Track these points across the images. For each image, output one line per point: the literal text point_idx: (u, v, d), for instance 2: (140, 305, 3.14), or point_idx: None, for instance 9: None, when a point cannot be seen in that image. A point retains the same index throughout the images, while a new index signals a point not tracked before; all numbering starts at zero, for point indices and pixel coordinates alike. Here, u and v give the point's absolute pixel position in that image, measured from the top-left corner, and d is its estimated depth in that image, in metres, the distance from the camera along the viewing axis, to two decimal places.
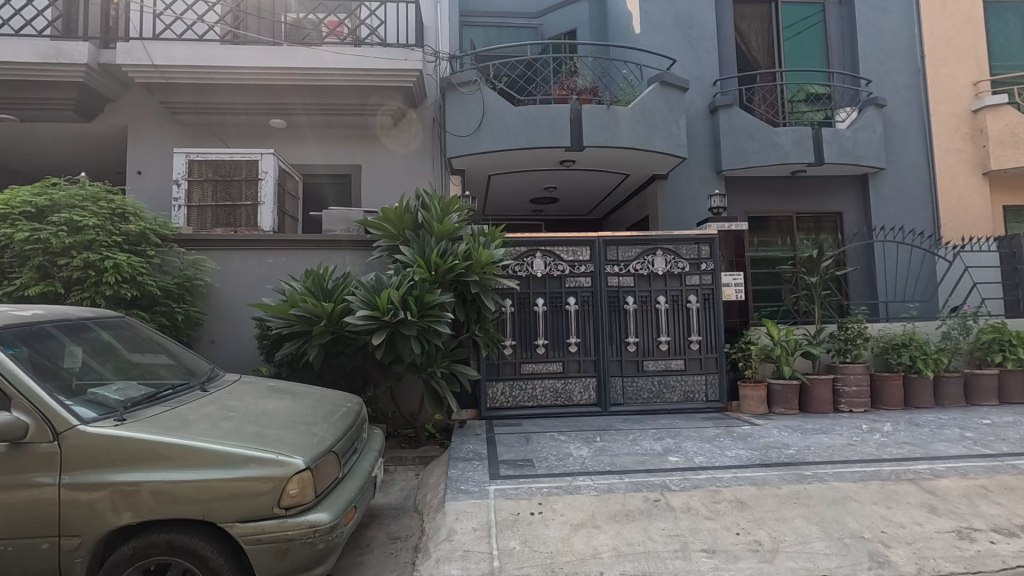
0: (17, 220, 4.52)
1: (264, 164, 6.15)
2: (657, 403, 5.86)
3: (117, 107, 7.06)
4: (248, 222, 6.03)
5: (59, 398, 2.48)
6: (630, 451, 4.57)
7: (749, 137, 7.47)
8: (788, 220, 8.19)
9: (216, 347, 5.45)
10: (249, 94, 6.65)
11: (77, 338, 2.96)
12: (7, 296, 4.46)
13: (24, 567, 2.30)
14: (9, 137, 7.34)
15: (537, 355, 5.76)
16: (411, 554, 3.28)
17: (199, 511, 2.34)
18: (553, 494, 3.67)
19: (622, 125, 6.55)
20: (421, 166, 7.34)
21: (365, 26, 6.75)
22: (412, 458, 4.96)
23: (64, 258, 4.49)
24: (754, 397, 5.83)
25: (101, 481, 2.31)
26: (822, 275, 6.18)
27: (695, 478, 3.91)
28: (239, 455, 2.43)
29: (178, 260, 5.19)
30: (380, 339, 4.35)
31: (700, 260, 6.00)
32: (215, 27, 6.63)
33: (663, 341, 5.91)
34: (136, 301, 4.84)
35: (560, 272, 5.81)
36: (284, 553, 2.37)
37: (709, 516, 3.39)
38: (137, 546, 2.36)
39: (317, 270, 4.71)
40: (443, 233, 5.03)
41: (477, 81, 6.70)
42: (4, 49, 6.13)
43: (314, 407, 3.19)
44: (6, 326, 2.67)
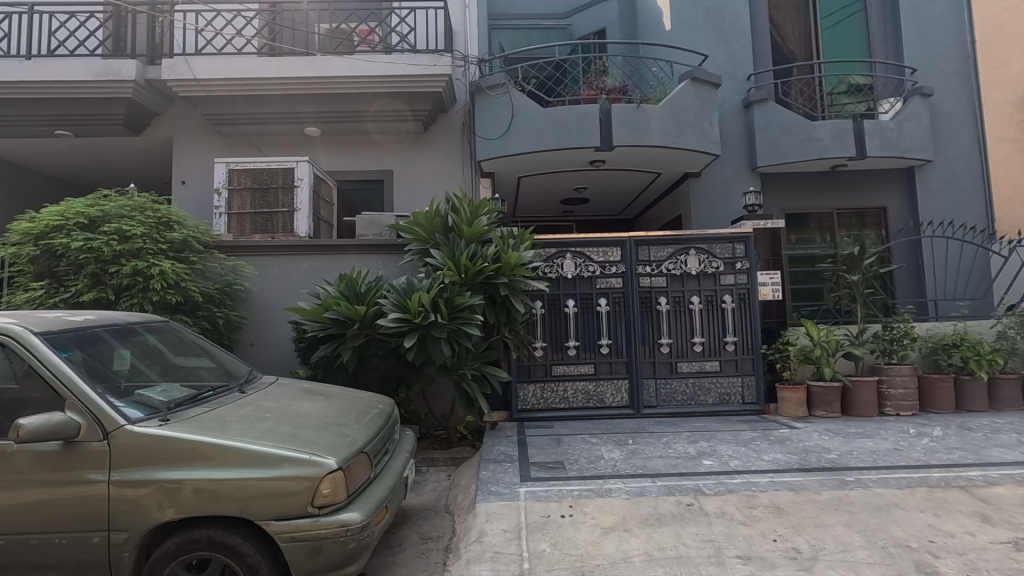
0: (71, 231, 4.76)
1: (300, 172, 6.33)
2: (691, 405, 5.75)
3: (163, 121, 7.39)
4: (285, 228, 6.23)
5: (108, 399, 2.61)
6: (663, 453, 4.50)
7: (786, 133, 7.26)
8: (828, 216, 7.91)
9: (255, 350, 5.64)
10: (284, 105, 6.87)
11: (126, 341, 3.11)
12: (62, 303, 4.70)
13: (77, 560, 2.42)
14: (64, 151, 7.76)
15: (568, 357, 5.74)
16: (442, 554, 3.32)
17: (237, 509, 2.42)
18: (584, 496, 3.66)
19: (653, 123, 6.46)
20: (451, 169, 7.42)
21: (395, 33, 6.88)
22: (444, 460, 5.02)
23: (114, 266, 4.73)
24: (793, 400, 5.65)
25: (147, 478, 2.42)
26: (864, 273, 5.96)
27: (730, 483, 3.82)
28: (274, 455, 2.50)
29: (219, 266, 5.42)
30: (411, 342, 4.40)
31: (735, 259, 5.87)
32: (253, 40, 6.86)
33: (698, 342, 5.80)
34: (180, 306, 5.06)
35: (590, 273, 5.77)
36: (318, 552, 2.43)
37: (744, 522, 3.30)
38: (179, 541, 2.47)
39: (350, 274, 4.83)
40: (473, 236, 5.08)
41: (505, 84, 6.74)
42: (60, 68, 6.49)
43: (347, 408, 3.26)
44: (61, 330, 2.83)
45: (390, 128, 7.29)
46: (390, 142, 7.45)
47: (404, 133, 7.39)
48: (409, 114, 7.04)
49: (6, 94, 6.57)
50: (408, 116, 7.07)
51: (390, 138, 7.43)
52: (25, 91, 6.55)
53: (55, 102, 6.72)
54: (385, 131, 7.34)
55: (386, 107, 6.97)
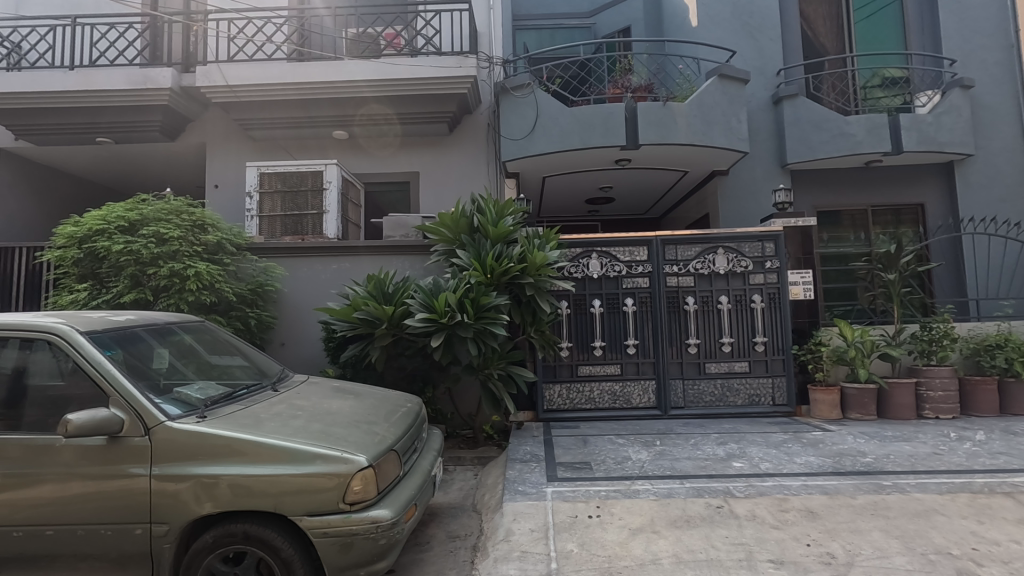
0: (112, 234, 4.93)
1: (328, 175, 6.44)
2: (720, 406, 5.67)
3: (197, 127, 7.61)
4: (314, 230, 6.35)
5: (149, 396, 2.71)
6: (691, 455, 4.44)
7: (817, 128, 7.10)
8: (862, 214, 7.71)
9: (285, 350, 5.76)
10: (313, 109, 6.99)
11: (164, 340, 3.21)
12: (104, 303, 4.88)
13: (120, 551, 2.52)
14: (104, 158, 8.05)
15: (594, 358, 5.71)
16: (470, 553, 3.34)
17: (271, 504, 2.48)
18: (611, 497, 3.64)
19: (680, 122, 6.39)
20: (476, 169, 7.47)
21: (421, 36, 6.95)
22: (471, 458, 5.07)
23: (153, 267, 4.89)
24: (827, 402, 5.52)
25: (185, 473, 2.50)
26: (901, 272, 5.79)
27: (760, 485, 3.76)
28: (306, 452, 2.56)
29: (251, 266, 5.54)
30: (438, 341, 4.45)
31: (765, 258, 5.76)
32: (283, 47, 7.03)
33: (726, 342, 5.71)
34: (214, 306, 5.19)
35: (616, 273, 5.74)
36: (349, 548, 2.47)
37: (776, 525, 3.24)
38: (216, 535, 2.54)
39: (378, 275, 4.90)
40: (498, 236, 5.10)
41: (531, 84, 6.73)
42: (100, 78, 6.71)
43: (376, 407, 3.31)
44: (104, 329, 2.94)
45: (389, 131, 7.37)
46: (393, 145, 7.56)
47: (417, 135, 7.49)
48: (421, 116, 7.07)
49: (50, 104, 6.83)
50: (411, 118, 7.11)
51: (404, 141, 7.55)
52: (67, 101, 6.81)
53: (96, 111, 6.98)
54: (399, 134, 7.43)
55: (390, 110, 7.03)
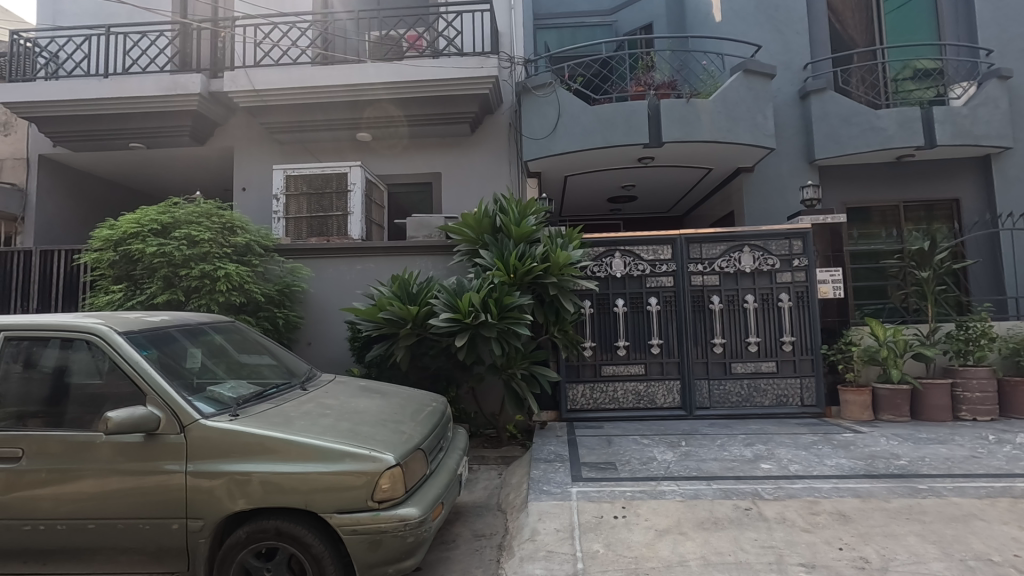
0: (146, 237, 5.06)
1: (353, 176, 6.51)
2: (746, 406, 5.58)
3: (225, 131, 7.78)
4: (339, 231, 6.45)
5: (183, 394, 2.78)
6: (718, 456, 4.38)
7: (846, 123, 6.94)
8: (893, 210, 7.51)
9: (312, 349, 5.85)
10: (336, 112, 7.08)
11: (196, 340, 3.29)
12: (139, 304, 5.02)
13: (158, 545, 2.59)
14: (137, 163, 8.29)
15: (618, 357, 5.68)
16: (495, 552, 3.36)
17: (302, 501, 2.53)
18: (637, 498, 3.61)
19: (704, 118, 6.31)
20: (498, 169, 7.49)
21: (442, 37, 7.00)
22: (495, 458, 5.09)
23: (184, 269, 5.00)
24: (857, 403, 5.40)
25: (219, 470, 2.56)
26: (935, 269, 5.64)
27: (790, 487, 3.69)
28: (335, 451, 2.60)
29: (278, 267, 5.65)
30: (462, 341, 4.47)
31: (792, 256, 5.66)
32: (308, 51, 7.15)
33: (753, 342, 5.62)
34: (243, 307, 5.31)
35: (640, 272, 5.69)
36: (378, 545, 2.51)
37: (807, 529, 3.19)
38: (249, 531, 2.59)
39: (403, 275, 4.94)
40: (521, 236, 5.10)
41: (552, 84, 6.71)
42: (133, 85, 6.92)
43: (402, 406, 3.34)
44: (139, 330, 3.03)
45: (412, 133, 7.45)
46: (415, 147, 7.63)
47: (439, 137, 7.54)
48: (443, 117, 7.10)
49: (85, 111, 7.06)
50: (434, 120, 7.15)
51: (426, 142, 7.61)
52: (102, 108, 7.02)
53: (129, 118, 7.18)
54: (421, 136, 7.49)
55: (411, 112, 7.08)
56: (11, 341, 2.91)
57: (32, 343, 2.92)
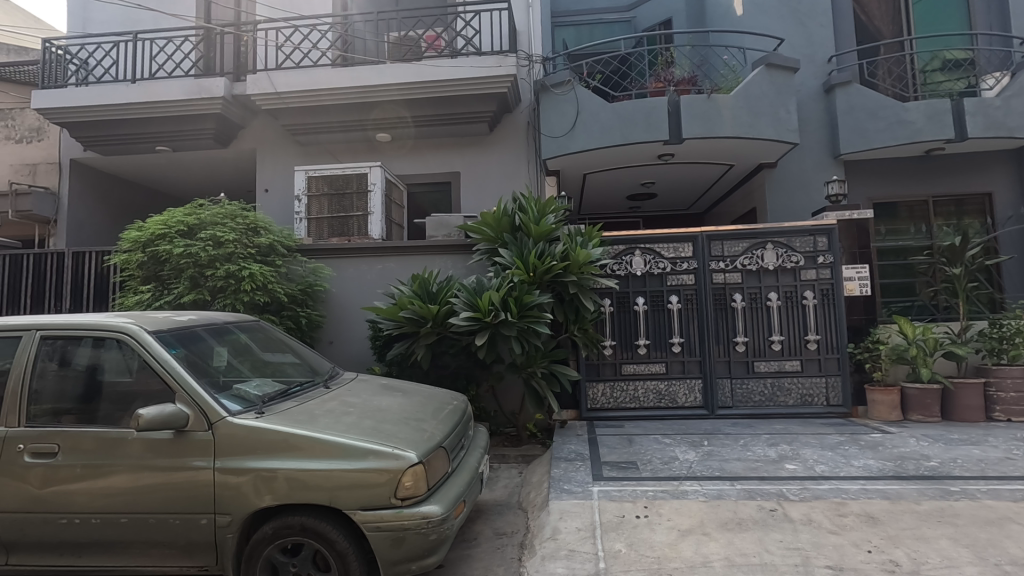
0: (173, 238, 5.17)
1: (373, 177, 6.57)
2: (770, 406, 5.50)
3: (248, 133, 7.90)
4: (360, 231, 6.51)
5: (210, 392, 2.84)
6: (741, 456, 4.32)
7: (872, 116, 6.78)
8: (921, 205, 7.32)
9: (334, 348, 5.92)
10: (355, 113, 7.15)
11: (222, 339, 3.35)
12: (167, 304, 5.13)
13: (188, 539, 2.65)
14: (163, 166, 8.48)
15: (639, 356, 5.63)
16: (517, 550, 3.36)
17: (326, 498, 2.56)
18: (659, 497, 3.58)
19: (725, 114, 6.23)
20: (516, 168, 7.49)
21: (461, 37, 7.03)
22: (515, 456, 5.11)
23: (210, 269, 5.10)
24: (885, 403, 5.28)
25: (246, 467, 2.61)
26: (967, 266, 5.48)
27: (816, 488, 3.63)
28: (358, 448, 2.62)
29: (300, 267, 5.73)
30: (482, 339, 4.48)
31: (817, 253, 5.55)
32: (328, 53, 7.23)
33: (776, 340, 5.53)
34: (267, 306, 5.39)
35: (661, 270, 5.64)
36: (401, 542, 2.53)
37: (834, 530, 3.13)
38: (275, 526, 2.64)
39: (423, 274, 4.97)
40: (541, 235, 5.10)
41: (571, 81, 6.69)
42: (159, 89, 7.06)
43: (424, 404, 3.37)
44: (167, 329, 3.10)
45: (431, 133, 7.49)
46: (434, 146, 7.67)
47: (458, 136, 7.56)
48: (461, 117, 7.12)
49: (114, 116, 7.23)
50: (452, 120, 7.17)
51: (445, 141, 7.64)
52: (130, 113, 7.19)
53: (155, 122, 7.34)
54: (439, 136, 7.53)
55: (430, 113, 7.11)
56: (47, 340, 3.00)
57: (66, 342, 3.00)
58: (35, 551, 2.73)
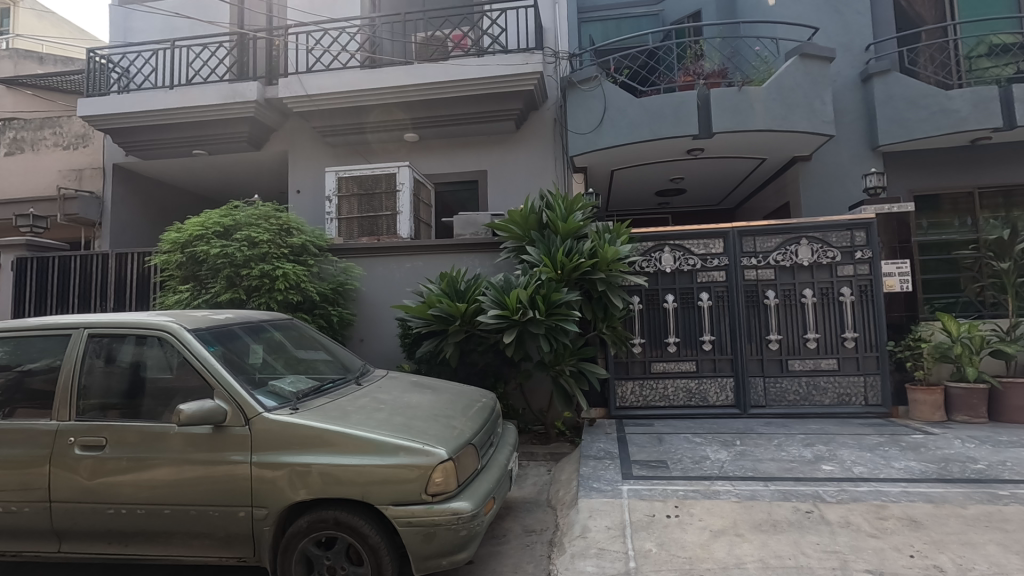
0: (210, 239, 5.32)
1: (401, 177, 6.65)
2: (805, 405, 5.36)
3: (280, 135, 8.08)
4: (389, 231, 6.60)
5: (247, 388, 2.92)
6: (775, 456, 4.23)
7: (912, 105, 6.51)
8: (966, 197, 7.02)
9: (365, 345, 6.02)
10: (383, 114, 7.23)
11: (257, 337, 3.44)
12: (205, 303, 5.28)
13: (227, 531, 2.73)
14: (200, 169, 8.74)
15: (668, 354, 5.56)
16: (546, 547, 3.36)
17: (359, 493, 2.61)
18: (690, 497, 3.54)
19: (756, 107, 6.09)
20: (544, 165, 7.48)
21: (487, 35, 7.06)
22: (544, 454, 5.11)
23: (245, 269, 5.24)
24: (928, 403, 5.10)
25: (282, 461, 2.67)
26: (1016, 260, 5.28)
27: (854, 490, 3.52)
28: (389, 444, 2.66)
29: (332, 267, 5.84)
30: (510, 337, 4.49)
31: (855, 248, 5.39)
32: (356, 55, 7.34)
33: (811, 338, 5.39)
34: (300, 305, 5.51)
35: (690, 266, 5.56)
36: (432, 537, 2.56)
37: (874, 534, 3.04)
38: (310, 520, 2.70)
39: (451, 273, 5.01)
40: (568, 232, 5.07)
41: (598, 77, 6.64)
42: (195, 95, 7.28)
43: (453, 401, 3.40)
44: (206, 327, 3.19)
45: (458, 132, 7.52)
46: (462, 145, 7.71)
47: (484, 135, 7.58)
48: (487, 115, 7.13)
49: (154, 122, 7.49)
50: (479, 118, 7.19)
51: (472, 140, 7.66)
52: (168, 118, 7.43)
53: (193, 126, 7.56)
54: (466, 134, 7.56)
55: (457, 112, 7.14)
56: (94, 338, 3.14)
57: (111, 340, 3.13)
58: (85, 539, 2.85)
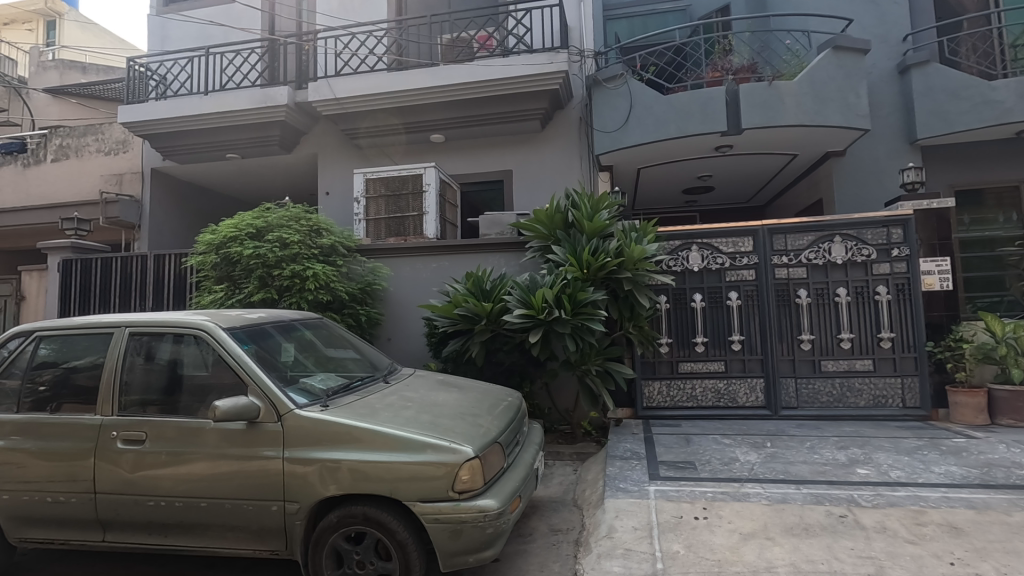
0: (243, 240, 5.46)
1: (427, 177, 6.72)
2: (839, 407, 5.23)
3: (310, 139, 8.25)
4: (415, 231, 6.67)
5: (278, 386, 2.99)
6: (807, 459, 4.13)
7: (954, 96, 6.27)
8: (1011, 191, 6.74)
9: (392, 344, 6.10)
10: (409, 115, 7.31)
11: (288, 336, 3.53)
12: (238, 302, 5.42)
13: (261, 524, 2.81)
14: (233, 172, 8.98)
15: (696, 354, 5.48)
16: (572, 547, 3.36)
17: (387, 489, 2.65)
18: (718, 499, 3.49)
19: (787, 101, 5.96)
20: (569, 164, 7.46)
21: (512, 35, 7.08)
22: (570, 454, 5.09)
23: (277, 270, 5.37)
24: (970, 406, 4.92)
25: (312, 457, 2.74)
26: None
27: (891, 495, 3.41)
28: (417, 442, 2.70)
29: (360, 267, 5.94)
30: (536, 336, 4.49)
31: (891, 245, 5.23)
32: (383, 58, 7.46)
33: (845, 338, 5.25)
34: (329, 305, 5.62)
35: (719, 265, 5.48)
36: (459, 534, 2.59)
37: (911, 540, 2.95)
38: (340, 515, 2.75)
39: (476, 272, 5.04)
40: (594, 231, 5.05)
41: (624, 75, 6.60)
42: (229, 100, 7.49)
43: (479, 400, 3.43)
44: (239, 326, 3.29)
45: (483, 132, 7.55)
46: (487, 145, 7.74)
47: (510, 134, 7.60)
48: (512, 115, 7.15)
49: (189, 127, 7.73)
50: (504, 118, 7.21)
51: (497, 140, 7.69)
52: (203, 122, 7.66)
53: (225, 130, 7.77)
54: (491, 135, 7.58)
55: (482, 112, 7.16)
56: (134, 336, 3.26)
57: (151, 338, 3.25)
58: (128, 530, 2.97)
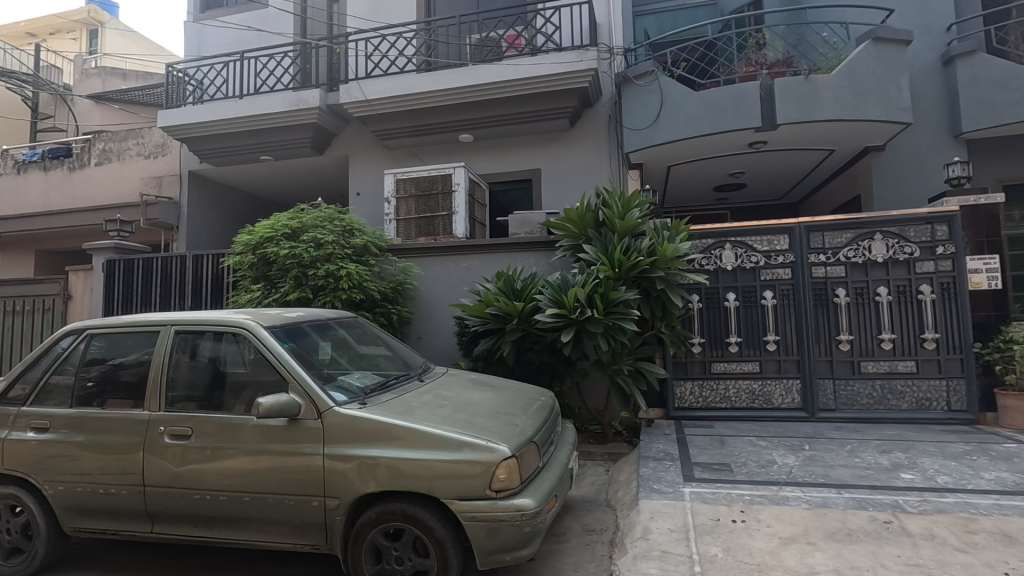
0: (278, 241, 5.57)
1: (456, 177, 6.77)
2: (879, 410, 5.08)
3: (341, 140, 8.37)
4: (445, 231, 6.71)
5: (318, 383, 3.05)
6: (848, 463, 4.03)
7: (1002, 87, 6.01)
8: None
9: (423, 343, 6.16)
10: (438, 115, 7.36)
11: (324, 334, 3.59)
12: (274, 302, 5.54)
13: (302, 519, 2.87)
14: (266, 174, 9.18)
15: (730, 354, 5.39)
16: (607, 547, 3.35)
17: (425, 487, 2.68)
18: (756, 502, 3.43)
19: (825, 95, 5.82)
20: (598, 162, 7.42)
21: (541, 34, 7.08)
22: (601, 454, 5.07)
23: (311, 269, 5.46)
24: (1020, 409, 4.72)
25: (351, 454, 2.78)
26: None
27: (938, 501, 3.31)
28: (454, 440, 2.72)
29: (391, 267, 6.01)
30: (568, 336, 4.48)
31: (935, 243, 5.06)
32: (413, 59, 7.53)
33: (886, 339, 5.10)
34: (361, 304, 5.70)
35: (753, 264, 5.37)
36: (496, 532, 2.61)
37: (961, 548, 2.85)
38: (379, 511, 2.79)
39: (507, 272, 5.05)
40: (625, 230, 5.01)
41: (654, 71, 6.52)
42: (264, 104, 7.67)
43: (513, 399, 3.43)
44: (278, 325, 3.36)
45: (511, 132, 7.55)
46: (515, 144, 7.75)
47: (538, 133, 7.58)
48: (541, 114, 7.13)
49: (225, 131, 7.93)
50: (532, 117, 7.20)
51: (525, 139, 7.68)
52: (238, 125, 7.85)
53: (259, 133, 7.95)
54: (520, 134, 7.59)
55: (511, 111, 7.17)
56: (179, 335, 3.36)
57: (194, 337, 3.35)
58: (175, 522, 3.07)
